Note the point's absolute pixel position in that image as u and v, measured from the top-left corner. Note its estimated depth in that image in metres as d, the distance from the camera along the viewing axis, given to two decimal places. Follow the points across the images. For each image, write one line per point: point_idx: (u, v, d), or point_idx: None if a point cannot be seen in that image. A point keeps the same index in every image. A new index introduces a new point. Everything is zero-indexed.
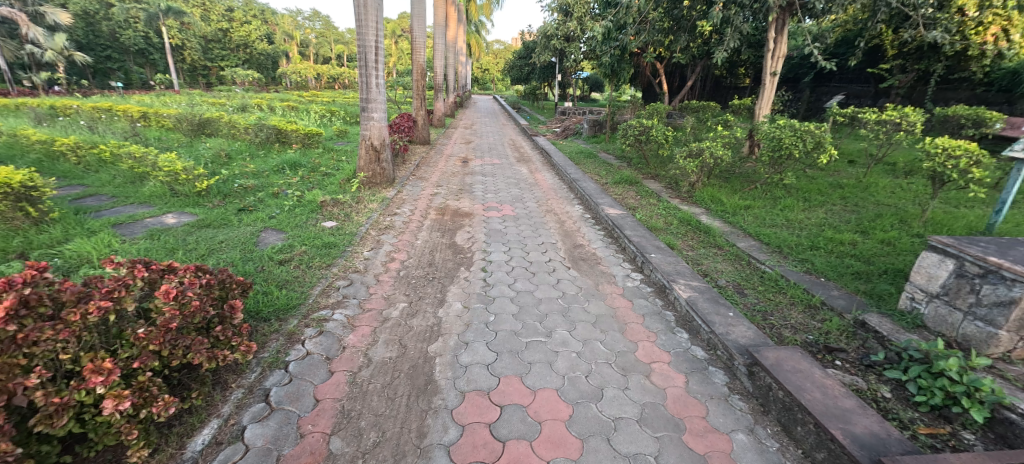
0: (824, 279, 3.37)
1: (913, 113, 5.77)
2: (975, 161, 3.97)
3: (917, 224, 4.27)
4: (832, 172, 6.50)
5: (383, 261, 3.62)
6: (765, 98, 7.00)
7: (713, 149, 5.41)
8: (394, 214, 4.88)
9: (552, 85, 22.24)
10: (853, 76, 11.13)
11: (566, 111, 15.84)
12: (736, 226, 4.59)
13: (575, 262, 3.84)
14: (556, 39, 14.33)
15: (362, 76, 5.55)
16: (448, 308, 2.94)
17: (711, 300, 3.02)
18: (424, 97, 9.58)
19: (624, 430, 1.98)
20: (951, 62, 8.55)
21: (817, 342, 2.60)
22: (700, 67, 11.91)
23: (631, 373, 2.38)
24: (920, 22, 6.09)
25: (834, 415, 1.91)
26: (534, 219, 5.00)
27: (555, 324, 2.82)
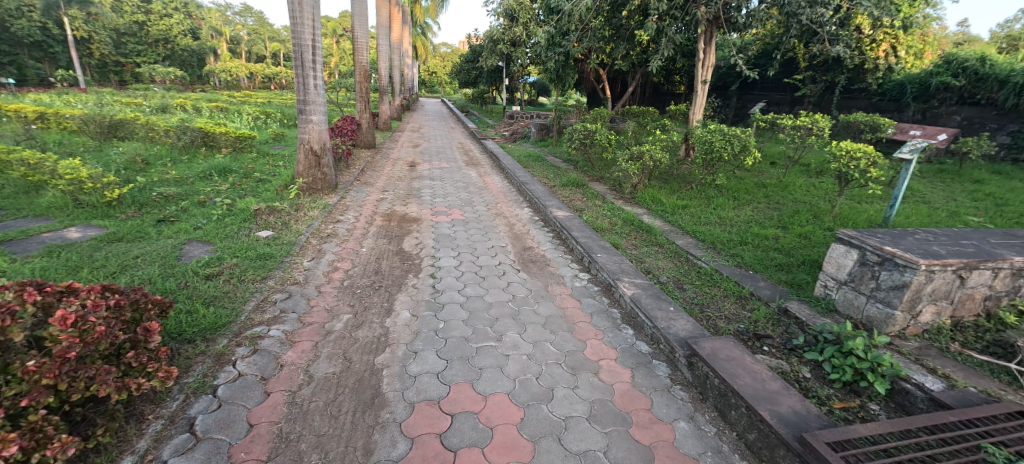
0: (752, 271, 3.63)
1: (822, 119, 6.41)
2: (872, 162, 4.48)
3: (828, 219, 4.72)
4: (757, 172, 7.04)
5: (325, 271, 3.45)
6: (698, 105, 7.42)
7: (653, 152, 5.70)
8: (336, 222, 4.68)
9: (499, 89, 22.39)
10: (773, 85, 12.17)
11: (514, 115, 16.00)
12: (675, 225, 4.84)
13: (525, 264, 3.88)
14: (502, 44, 14.43)
15: (298, 77, 5.26)
16: (395, 317, 2.85)
17: (654, 296, 3.16)
18: (369, 99, 9.30)
19: (575, 429, 2.02)
20: (852, 74, 9.60)
21: (747, 330, 2.80)
22: (639, 74, 12.48)
23: (580, 372, 2.44)
24: (826, 38, 6.78)
25: (763, 397, 2.06)
26: (483, 223, 4.99)
27: (505, 328, 2.82)
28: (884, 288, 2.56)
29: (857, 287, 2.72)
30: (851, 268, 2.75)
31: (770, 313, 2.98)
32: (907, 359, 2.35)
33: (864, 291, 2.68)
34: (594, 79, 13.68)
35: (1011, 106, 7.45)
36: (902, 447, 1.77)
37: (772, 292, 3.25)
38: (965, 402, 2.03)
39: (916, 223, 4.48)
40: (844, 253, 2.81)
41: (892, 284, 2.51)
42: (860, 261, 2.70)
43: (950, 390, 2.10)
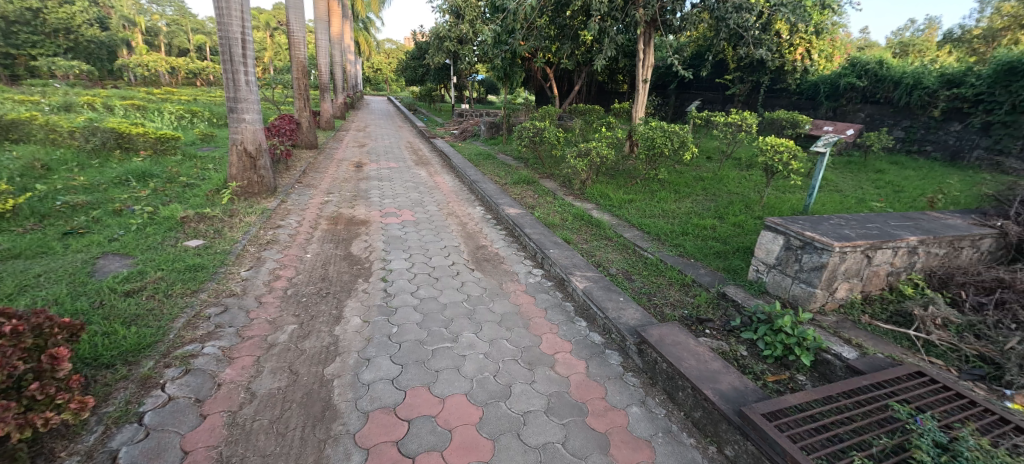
0: (694, 260, 3.85)
1: (750, 116, 6.91)
2: (793, 155, 4.90)
3: (758, 208, 5.10)
4: (695, 167, 7.46)
5: (265, 281, 3.26)
6: (640, 103, 7.70)
7: (599, 149, 5.90)
8: (277, 227, 4.42)
9: (447, 87, 22.12)
10: (706, 85, 12.95)
11: (464, 113, 15.91)
12: (622, 218, 5.03)
13: (479, 263, 3.87)
14: (449, 41, 14.27)
15: (227, 72, 4.90)
16: (346, 324, 2.75)
17: (605, 288, 3.26)
18: (308, 97, 8.88)
19: (533, 423, 2.05)
20: (774, 75, 10.43)
21: (691, 316, 2.97)
22: (585, 73, 12.80)
23: (537, 367, 2.48)
24: (751, 42, 7.31)
25: (705, 377, 2.20)
26: (435, 223, 4.92)
27: (461, 328, 2.80)
28: (806, 270, 2.81)
29: (784, 269, 2.97)
30: (779, 252, 3.00)
31: (711, 297, 3.18)
32: (827, 332, 2.60)
33: (790, 273, 2.93)
34: (542, 77, 13.86)
35: (904, 104, 8.43)
36: (825, 412, 1.96)
37: (711, 279, 3.47)
38: (875, 367, 2.29)
39: (832, 209, 4.96)
40: (771, 239, 3.05)
41: (812, 266, 2.77)
42: (785, 246, 2.95)
43: (862, 357, 2.36)
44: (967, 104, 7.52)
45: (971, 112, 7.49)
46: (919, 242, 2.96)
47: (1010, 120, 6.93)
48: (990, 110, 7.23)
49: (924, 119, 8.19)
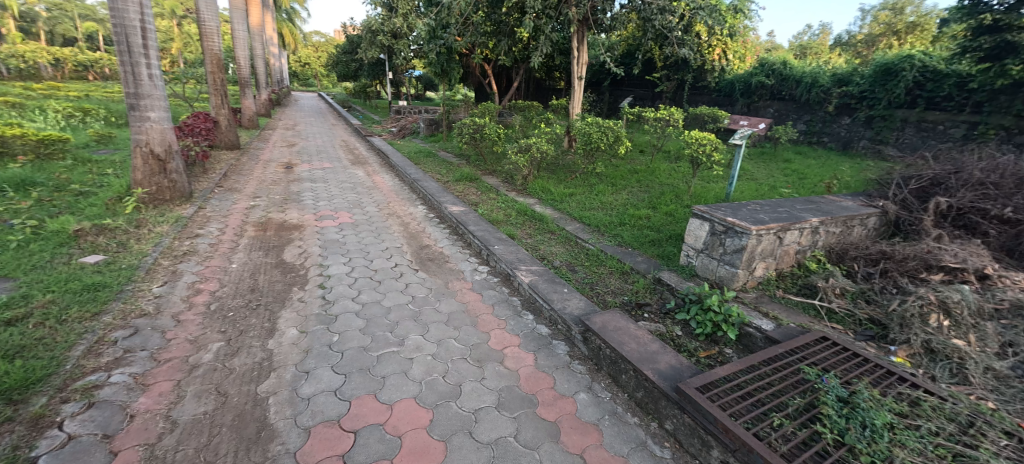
0: (631, 249, 4.05)
1: (677, 112, 7.38)
2: (714, 147, 5.31)
3: (686, 197, 5.47)
4: (629, 160, 7.83)
5: (184, 296, 2.98)
6: (576, 99, 7.90)
7: (539, 144, 6.01)
8: (195, 236, 4.05)
9: (382, 83, 21.39)
10: (637, 82, 13.54)
11: (401, 110, 15.48)
12: (564, 212, 5.17)
13: (423, 263, 3.81)
14: (382, 35, 13.78)
15: (125, 65, 4.38)
16: (281, 337, 2.59)
17: (550, 281, 3.34)
18: (225, 93, 8.19)
19: (485, 419, 2.07)
20: (696, 73, 11.18)
21: (630, 301, 3.13)
22: (522, 69, 12.92)
23: (487, 363, 2.49)
24: (675, 42, 7.77)
25: (645, 358, 2.33)
26: (376, 224, 4.76)
27: (407, 331, 2.75)
28: (730, 252, 3.06)
29: (710, 253, 3.22)
30: (705, 237, 3.24)
31: (648, 283, 3.37)
32: (749, 308, 2.86)
33: (716, 256, 3.17)
34: (480, 74, 13.82)
35: (805, 100, 9.40)
36: (749, 381, 2.16)
37: (647, 266, 3.66)
38: (789, 335, 2.56)
39: (749, 196, 5.43)
40: (699, 226, 3.28)
41: (734, 248, 3.02)
42: (711, 232, 3.19)
43: (778, 328, 2.62)
44: (854, 100, 8.54)
45: (858, 107, 8.52)
46: (820, 222, 3.33)
47: (887, 114, 7.97)
48: (872, 105, 8.27)
49: (821, 113, 9.19)
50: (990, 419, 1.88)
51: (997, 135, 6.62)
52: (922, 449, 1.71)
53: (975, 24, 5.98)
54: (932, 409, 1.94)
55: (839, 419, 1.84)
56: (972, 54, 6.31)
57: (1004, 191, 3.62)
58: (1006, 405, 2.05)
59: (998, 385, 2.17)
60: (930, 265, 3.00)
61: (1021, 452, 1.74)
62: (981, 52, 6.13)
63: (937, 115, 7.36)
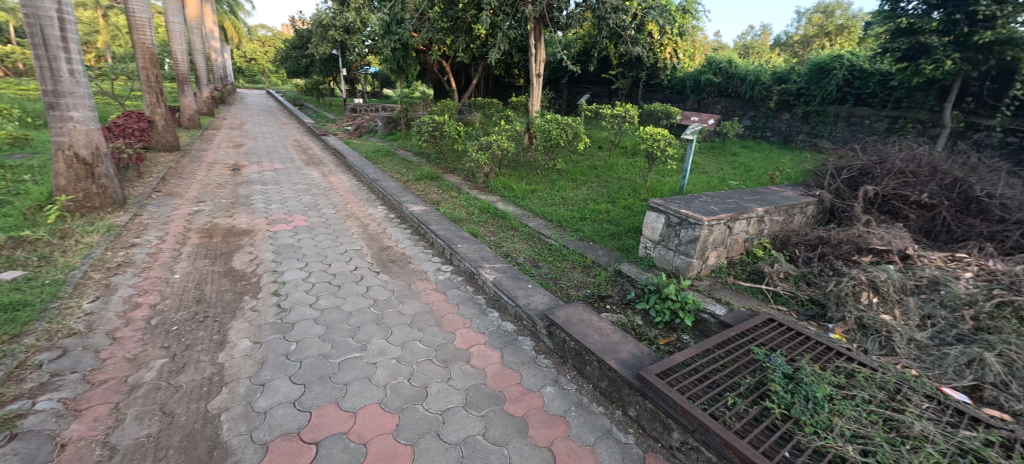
0: (592, 243, 4.14)
1: (632, 108, 7.59)
2: (667, 142, 5.52)
3: (643, 191, 5.64)
4: (589, 156, 7.98)
5: (120, 311, 2.77)
6: (535, 95, 7.95)
7: (500, 142, 6.01)
8: (131, 246, 3.76)
9: (336, 80, 20.67)
10: (594, 80, 13.79)
11: (357, 108, 15.02)
12: (526, 209, 5.20)
13: (384, 265, 3.72)
14: (334, 29, 13.38)
15: (40, 60, 3.97)
16: (232, 349, 2.46)
17: (514, 277, 3.35)
18: (160, 90, 7.64)
19: (452, 420, 2.05)
20: (650, 71, 11.55)
21: (593, 294, 3.21)
22: (481, 66, 12.85)
23: (453, 363, 2.47)
24: (628, 40, 7.98)
25: (608, 349, 2.39)
26: (333, 226, 4.61)
27: (370, 335, 2.68)
28: (685, 242, 3.20)
29: (666, 244, 3.34)
30: (661, 229, 3.36)
31: (609, 275, 3.46)
32: (703, 295, 3.00)
33: (672, 247, 3.30)
34: (439, 71, 13.62)
35: (749, 97, 9.93)
36: (705, 364, 2.26)
37: (608, 258, 3.75)
38: (740, 319, 2.70)
39: (701, 189, 5.67)
40: (655, 218, 3.40)
41: (689, 238, 3.16)
42: (667, 223, 3.31)
43: (730, 313, 2.77)
44: (793, 96, 9.11)
45: (796, 103, 9.10)
46: (765, 212, 3.54)
47: (821, 109, 8.57)
48: (808, 102, 8.86)
49: (764, 109, 9.74)
50: (914, 385, 2.07)
51: (914, 128, 7.27)
52: (858, 417, 1.86)
53: (893, 26, 6.55)
54: (866, 379, 2.11)
55: (786, 394, 1.97)
56: (891, 54, 6.88)
57: (920, 179, 4.03)
58: (927, 372, 2.26)
59: (919, 353, 2.39)
60: (861, 247, 3.26)
61: (940, 412, 1.93)
62: (899, 52, 6.70)
63: (864, 110, 7.99)
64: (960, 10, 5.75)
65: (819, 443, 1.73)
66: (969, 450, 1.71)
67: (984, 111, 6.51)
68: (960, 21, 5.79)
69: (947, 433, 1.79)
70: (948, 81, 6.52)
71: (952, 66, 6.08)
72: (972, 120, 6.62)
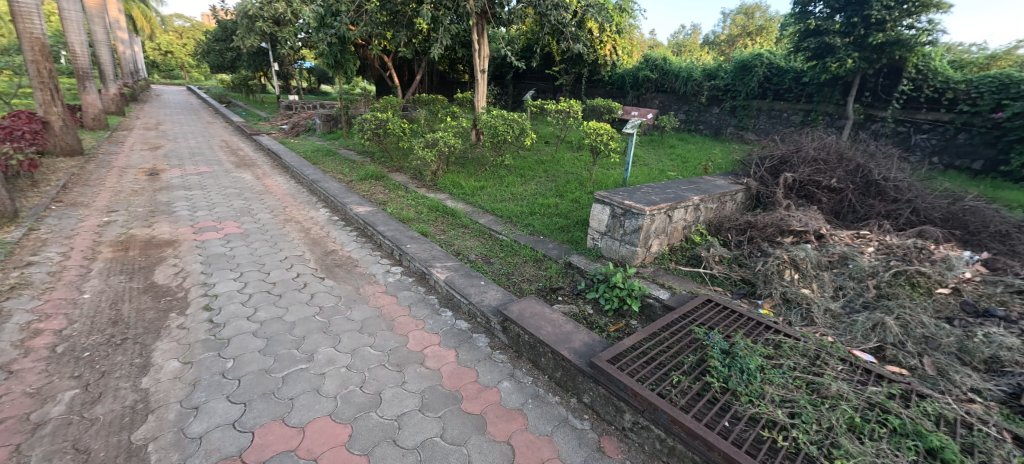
0: (542, 237, 4.20)
1: (576, 104, 7.77)
2: (609, 136, 5.71)
3: (589, 184, 5.80)
4: (536, 151, 8.07)
5: (17, 341, 2.44)
6: (480, 91, 7.89)
7: (446, 139, 5.93)
8: (26, 265, 3.32)
9: (267, 75, 19.41)
10: (538, 76, 13.97)
11: (292, 105, 14.20)
12: (476, 205, 5.18)
13: (329, 270, 3.56)
14: (261, 21, 12.65)
15: None
16: (158, 372, 2.25)
17: (466, 275, 3.33)
18: (55, 88, 6.79)
19: (408, 424, 2.01)
20: (591, 67, 11.88)
21: (545, 286, 3.26)
22: (424, 62, 12.58)
23: (407, 366, 2.42)
24: (569, 37, 8.14)
25: (561, 339, 2.44)
26: (271, 232, 4.34)
27: (316, 344, 2.55)
28: (629, 232, 3.33)
29: (612, 235, 3.46)
30: (607, 220, 3.48)
31: (560, 267, 3.53)
32: (648, 281, 3.14)
33: (618, 237, 3.42)
34: (380, 66, 13.19)
35: (683, 92, 10.49)
36: (651, 346, 2.37)
37: (558, 251, 3.82)
38: (681, 301, 2.87)
39: (642, 180, 5.93)
40: (600, 210, 3.51)
41: (633, 228, 3.29)
42: (612, 215, 3.43)
43: (673, 297, 2.92)
44: (721, 92, 9.75)
45: (724, 98, 9.74)
46: (700, 200, 3.76)
47: (746, 104, 9.23)
48: (734, 97, 9.51)
49: (696, 104, 10.34)
50: (831, 350, 2.30)
51: (824, 120, 8.03)
52: (785, 383, 2.03)
53: (803, 27, 7.19)
54: (791, 349, 2.31)
55: (723, 368, 2.11)
56: (803, 53, 7.53)
57: (830, 166, 4.46)
58: (840, 337, 2.52)
59: (834, 322, 2.65)
60: (783, 229, 3.55)
61: (852, 372, 2.15)
62: (808, 51, 7.35)
63: (782, 105, 8.70)
64: (857, 14, 6.41)
65: (754, 410, 1.88)
66: (877, 403, 1.93)
67: (879, 104, 7.31)
68: (858, 24, 6.45)
69: (858, 390, 2.00)
70: (849, 77, 7.24)
71: (852, 64, 6.77)
72: (869, 112, 7.42)
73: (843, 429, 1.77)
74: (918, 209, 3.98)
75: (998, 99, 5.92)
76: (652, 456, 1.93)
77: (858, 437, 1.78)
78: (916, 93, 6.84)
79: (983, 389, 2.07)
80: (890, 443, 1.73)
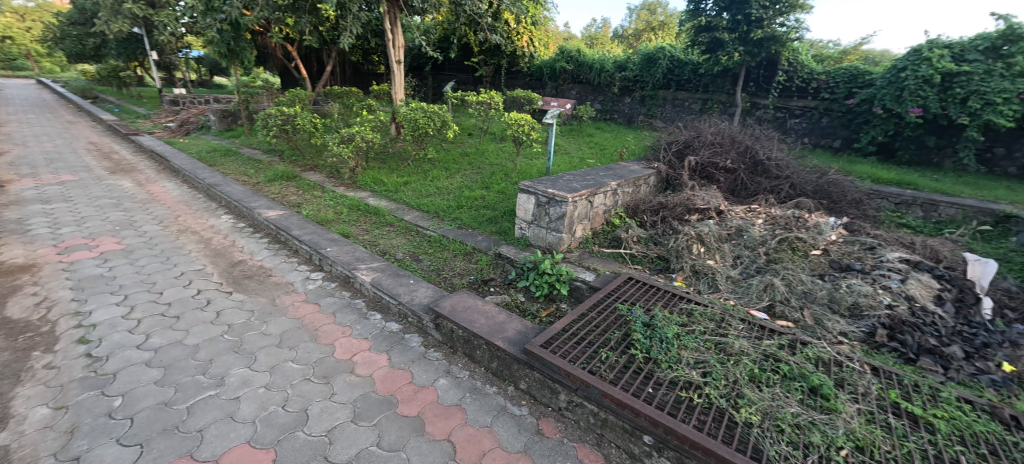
0: (470, 230, 4.17)
1: (496, 95, 7.78)
2: (531, 127, 5.80)
3: (514, 175, 5.87)
4: (459, 143, 7.96)
5: None
6: (398, 83, 7.57)
7: (363, 133, 5.63)
8: None
9: (143, 64, 16.90)
10: (457, 67, 13.77)
11: (178, 99, 12.56)
12: (400, 202, 5.00)
13: (237, 283, 3.23)
14: (130, 3, 10.97)
15: None
16: (21, 424, 1.90)
17: (393, 275, 3.21)
18: None
19: (340, 437, 1.90)
20: (509, 59, 11.96)
21: (476, 279, 3.25)
22: (333, 51, 11.76)
23: (334, 376, 2.28)
24: (486, 28, 8.09)
25: (495, 330, 2.46)
26: (162, 245, 3.83)
27: (227, 366, 2.32)
28: (554, 219, 3.42)
29: (539, 223, 3.54)
30: (533, 209, 3.55)
31: (490, 259, 3.53)
32: (575, 265, 3.27)
33: (544, 225, 3.50)
34: (283, 56, 12.14)
35: (598, 83, 10.94)
36: (580, 327, 2.48)
37: (488, 243, 3.83)
38: (605, 281, 3.03)
39: (564, 169, 6.12)
40: (526, 200, 3.57)
41: (557, 215, 3.39)
42: (537, 203, 3.50)
43: (598, 278, 3.07)
44: (631, 83, 10.34)
45: (634, 88, 10.34)
46: (618, 185, 3.98)
47: (653, 94, 9.88)
48: (643, 87, 10.13)
49: (610, 94, 10.86)
50: (733, 312, 2.57)
51: (719, 108, 8.86)
52: (698, 346, 2.24)
53: (697, 23, 7.84)
54: (701, 315, 2.54)
55: (645, 340, 2.27)
56: (698, 47, 8.22)
57: (726, 148, 4.94)
58: (740, 300, 2.83)
59: (735, 287, 2.97)
60: (690, 208, 3.88)
61: (751, 330, 2.42)
62: (702, 45, 8.05)
63: (684, 94, 9.45)
64: (740, 12, 7.11)
65: (673, 375, 2.05)
66: (771, 354, 2.20)
67: (762, 93, 8.22)
68: (742, 21, 7.17)
69: (756, 345, 2.26)
70: (737, 69, 8.06)
71: (739, 56, 7.53)
72: (754, 100, 8.32)
73: (746, 381, 2.00)
74: (795, 184, 4.56)
75: (849, 88, 6.97)
76: (587, 430, 2.02)
77: (758, 386, 2.01)
78: (789, 83, 7.74)
79: (849, 331, 2.47)
80: (783, 387, 1.99)
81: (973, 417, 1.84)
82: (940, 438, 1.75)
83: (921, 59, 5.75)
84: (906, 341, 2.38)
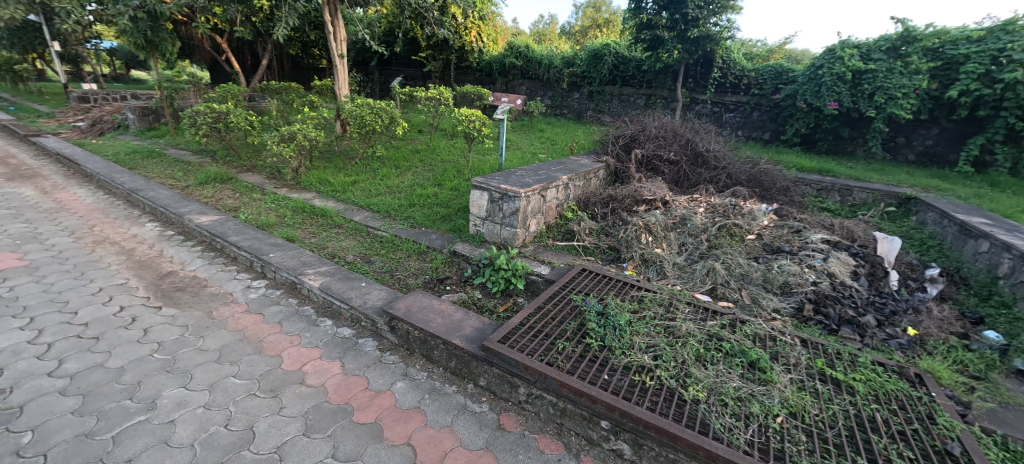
0: (424, 228, 4.09)
1: (446, 91, 7.65)
2: (481, 123, 5.76)
3: (466, 172, 5.81)
4: (409, 140, 7.77)
5: None
6: (341, 79, 7.26)
7: (306, 131, 5.36)
8: None
9: (43, 55, 15.04)
10: (404, 62, 13.41)
11: (88, 95, 11.31)
12: (349, 202, 4.81)
13: (167, 296, 2.97)
14: None
15: None
16: None
17: (343, 278, 3.09)
18: None
19: (291, 452, 1.81)
20: (457, 54, 11.80)
21: (431, 278, 3.20)
22: (269, 44, 11.07)
23: (282, 389, 2.16)
24: (433, 22, 7.93)
25: (452, 329, 2.43)
26: (76, 260, 3.45)
27: (158, 388, 2.13)
28: (508, 214, 3.44)
29: (493, 219, 3.54)
30: (486, 205, 3.54)
31: (445, 257, 3.49)
32: (530, 259, 3.30)
33: (498, 221, 3.51)
34: (211, 49, 11.26)
35: (547, 79, 11.05)
36: (537, 319, 2.51)
37: (442, 241, 3.77)
38: (560, 273, 3.08)
39: (516, 164, 6.15)
40: (479, 196, 3.55)
41: (511, 210, 3.40)
42: (491, 199, 3.50)
43: (553, 271, 3.12)
44: (579, 78, 10.54)
45: (582, 83, 10.55)
46: (569, 179, 4.05)
47: (600, 89, 10.14)
48: (590, 83, 10.36)
49: (559, 90, 11.01)
50: (680, 297, 2.70)
51: (662, 103, 9.24)
52: (649, 331, 2.33)
53: (639, 21, 8.10)
54: (651, 301, 2.65)
55: (599, 328, 2.34)
56: (641, 44, 8.52)
57: (669, 141, 5.17)
58: (686, 284, 2.98)
59: (681, 272, 3.13)
60: (637, 199, 4.03)
61: (696, 312, 2.56)
62: (645, 42, 8.35)
63: (629, 90, 9.77)
64: (678, 12, 7.45)
65: (626, 360, 2.12)
66: (715, 334, 2.33)
67: (699, 89, 8.64)
68: (679, 21, 7.53)
69: (701, 326, 2.39)
70: (677, 66, 8.44)
71: (678, 54, 7.88)
72: (693, 95, 8.73)
73: (693, 361, 2.11)
74: (731, 174, 4.86)
75: (776, 84, 7.52)
76: (547, 421, 2.06)
77: (705, 364, 2.13)
78: (724, 79, 8.20)
79: (781, 308, 2.68)
80: (726, 364, 2.12)
81: (885, 377, 2.06)
82: (859, 398, 1.95)
83: (836, 58, 6.31)
84: (829, 314, 2.61)
